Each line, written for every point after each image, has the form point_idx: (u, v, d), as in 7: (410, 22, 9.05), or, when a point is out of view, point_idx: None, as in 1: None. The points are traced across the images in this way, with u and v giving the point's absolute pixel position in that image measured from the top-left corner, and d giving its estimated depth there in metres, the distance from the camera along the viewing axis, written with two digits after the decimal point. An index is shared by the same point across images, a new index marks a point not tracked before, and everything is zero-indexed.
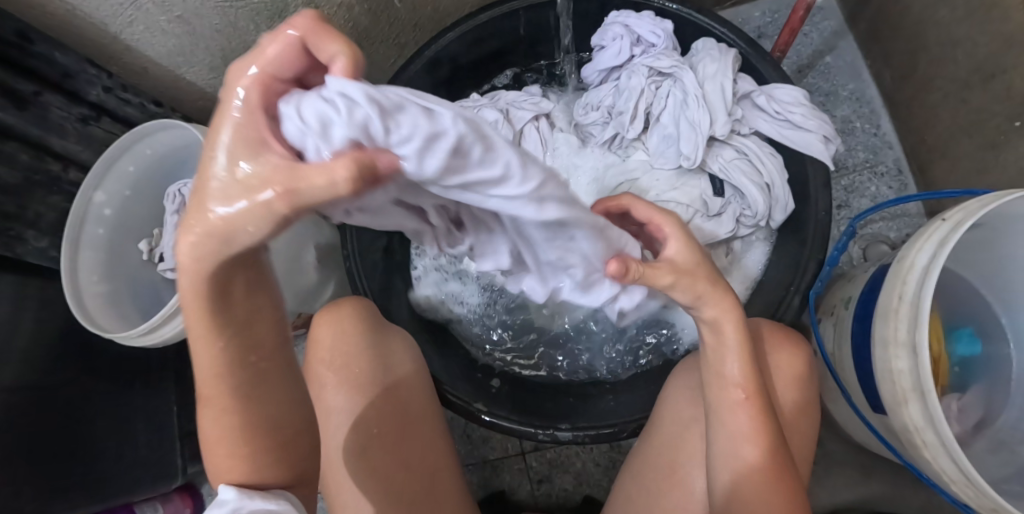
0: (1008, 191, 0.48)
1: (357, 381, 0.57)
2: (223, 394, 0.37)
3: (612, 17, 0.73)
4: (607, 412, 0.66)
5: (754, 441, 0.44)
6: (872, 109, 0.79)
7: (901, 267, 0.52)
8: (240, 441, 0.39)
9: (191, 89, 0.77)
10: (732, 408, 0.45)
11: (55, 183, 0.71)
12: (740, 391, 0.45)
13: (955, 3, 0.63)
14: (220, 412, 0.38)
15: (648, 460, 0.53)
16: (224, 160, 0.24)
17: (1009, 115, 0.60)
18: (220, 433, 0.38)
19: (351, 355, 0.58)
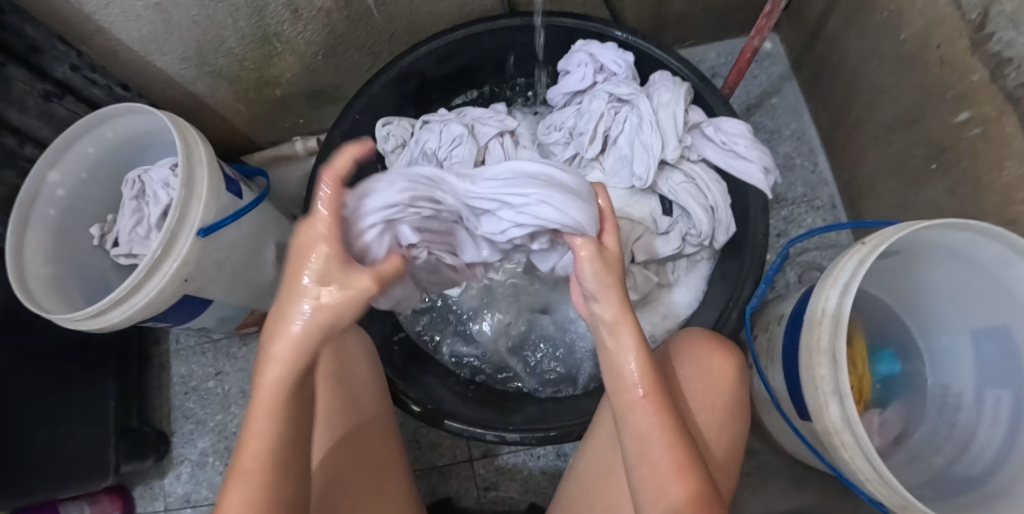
0: (919, 220, 0.54)
1: (310, 376, 0.57)
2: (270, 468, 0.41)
3: (579, 45, 0.77)
4: (555, 414, 0.68)
5: (652, 428, 0.46)
6: (811, 148, 0.86)
7: (824, 281, 0.57)
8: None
9: (160, 76, 0.78)
10: (633, 406, 0.47)
11: (9, 157, 0.69)
12: (638, 390, 0.47)
13: (883, 55, 0.71)
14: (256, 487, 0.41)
15: (586, 475, 0.55)
16: (307, 303, 0.40)
17: (927, 157, 0.68)
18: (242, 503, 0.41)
19: None
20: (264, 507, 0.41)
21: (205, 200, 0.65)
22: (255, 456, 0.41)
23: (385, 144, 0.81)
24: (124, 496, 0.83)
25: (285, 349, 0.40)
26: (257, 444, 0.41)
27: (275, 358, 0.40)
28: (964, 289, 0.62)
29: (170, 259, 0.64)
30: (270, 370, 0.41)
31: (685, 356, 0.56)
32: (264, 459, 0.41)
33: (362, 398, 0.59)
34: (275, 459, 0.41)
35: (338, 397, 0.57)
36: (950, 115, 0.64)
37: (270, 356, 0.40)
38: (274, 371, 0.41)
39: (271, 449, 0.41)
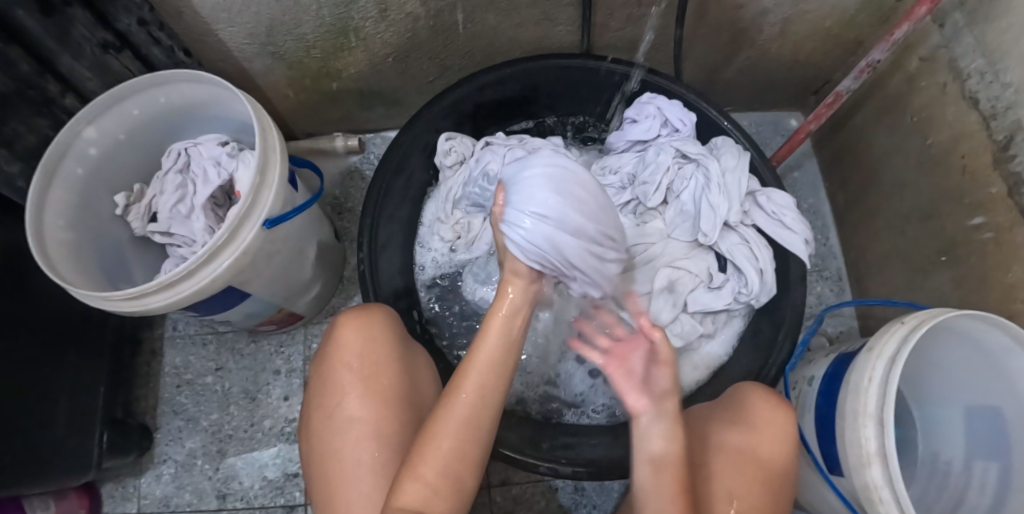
0: (952, 309, 0.60)
1: (381, 394, 0.54)
2: (467, 429, 0.47)
3: (646, 97, 0.80)
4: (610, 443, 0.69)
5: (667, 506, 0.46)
6: (824, 223, 0.98)
7: (870, 353, 0.61)
8: (454, 460, 0.46)
9: (218, 47, 0.72)
10: (653, 472, 0.47)
11: (47, 105, 0.65)
12: (660, 460, 0.47)
13: (908, 154, 0.81)
14: (456, 436, 0.46)
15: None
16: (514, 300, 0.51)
17: (937, 250, 0.78)
18: (447, 446, 0.46)
19: (380, 362, 0.56)
20: (455, 457, 0.46)
21: (275, 189, 0.62)
22: (440, 446, 0.46)
23: (445, 158, 0.81)
24: (92, 494, 0.77)
25: (489, 355, 0.49)
26: (445, 431, 0.46)
27: (481, 357, 0.49)
28: (969, 369, 0.69)
29: (232, 247, 0.59)
30: (472, 366, 0.48)
31: (748, 404, 0.60)
32: (450, 450, 0.46)
33: (425, 420, 0.57)
34: (464, 446, 0.46)
35: (408, 419, 0.55)
36: (966, 218, 0.73)
37: (475, 356, 0.49)
38: (482, 373, 0.48)
39: (472, 418, 0.47)
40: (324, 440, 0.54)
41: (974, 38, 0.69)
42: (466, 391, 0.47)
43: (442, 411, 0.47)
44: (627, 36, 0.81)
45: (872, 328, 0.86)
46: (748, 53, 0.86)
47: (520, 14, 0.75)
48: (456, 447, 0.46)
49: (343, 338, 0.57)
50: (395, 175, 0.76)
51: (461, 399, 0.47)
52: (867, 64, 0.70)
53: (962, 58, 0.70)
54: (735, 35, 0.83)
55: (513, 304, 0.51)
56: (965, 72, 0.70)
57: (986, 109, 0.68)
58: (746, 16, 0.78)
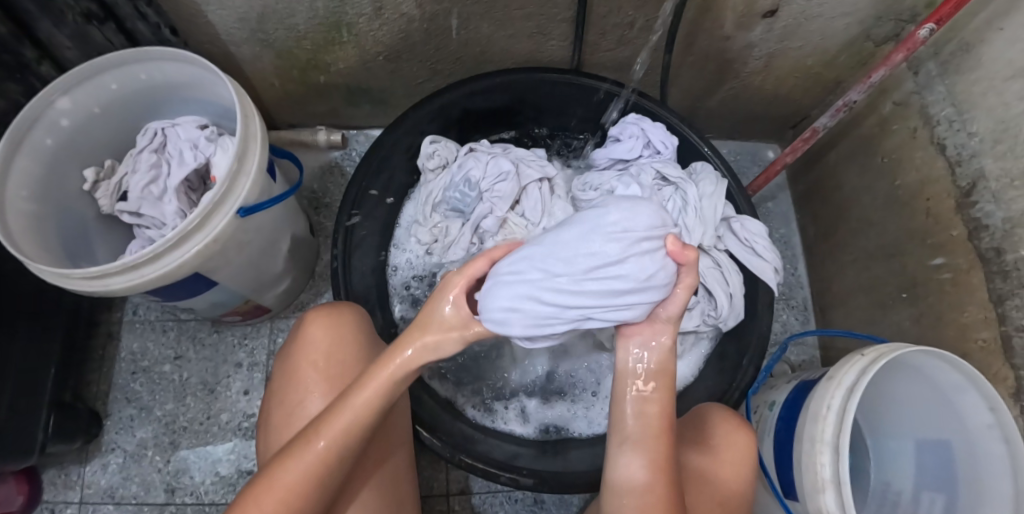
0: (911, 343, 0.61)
1: (336, 390, 0.54)
2: (315, 466, 0.46)
3: (630, 117, 0.81)
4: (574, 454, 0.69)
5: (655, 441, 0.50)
6: (793, 253, 1.01)
7: (828, 383, 0.63)
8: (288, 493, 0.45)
9: (206, 30, 0.70)
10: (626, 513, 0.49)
11: (21, 70, 0.63)
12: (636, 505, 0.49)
13: (876, 193, 0.84)
14: (300, 468, 0.45)
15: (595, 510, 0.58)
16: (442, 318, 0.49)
17: (899, 287, 0.80)
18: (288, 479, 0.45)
19: (345, 364, 0.55)
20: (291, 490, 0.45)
21: (253, 178, 0.60)
22: (267, 501, 0.44)
23: (427, 161, 0.80)
24: (32, 481, 0.74)
25: (365, 399, 0.47)
26: (277, 486, 0.45)
27: (337, 423, 0.46)
28: (921, 403, 0.71)
29: (203, 233, 0.58)
30: (330, 425, 0.47)
31: (711, 425, 0.60)
32: (286, 487, 0.45)
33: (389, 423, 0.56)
34: (304, 489, 0.45)
35: None
36: (927, 258, 0.75)
37: (333, 418, 0.47)
38: (336, 435, 0.46)
39: (322, 458, 0.46)
40: (278, 435, 0.54)
41: (945, 88, 0.72)
42: (310, 454, 0.46)
43: (283, 461, 0.46)
44: (617, 57, 0.83)
45: (832, 359, 0.89)
46: (731, 84, 0.89)
47: (515, 26, 0.76)
48: (294, 482, 0.45)
49: (309, 335, 0.55)
50: (375, 173, 0.76)
51: (303, 461, 0.45)
52: (843, 104, 0.72)
53: (932, 105, 0.74)
54: (720, 66, 0.85)
55: (398, 369, 0.48)
56: (935, 119, 0.74)
57: (952, 156, 0.71)
58: (732, 48, 0.81)
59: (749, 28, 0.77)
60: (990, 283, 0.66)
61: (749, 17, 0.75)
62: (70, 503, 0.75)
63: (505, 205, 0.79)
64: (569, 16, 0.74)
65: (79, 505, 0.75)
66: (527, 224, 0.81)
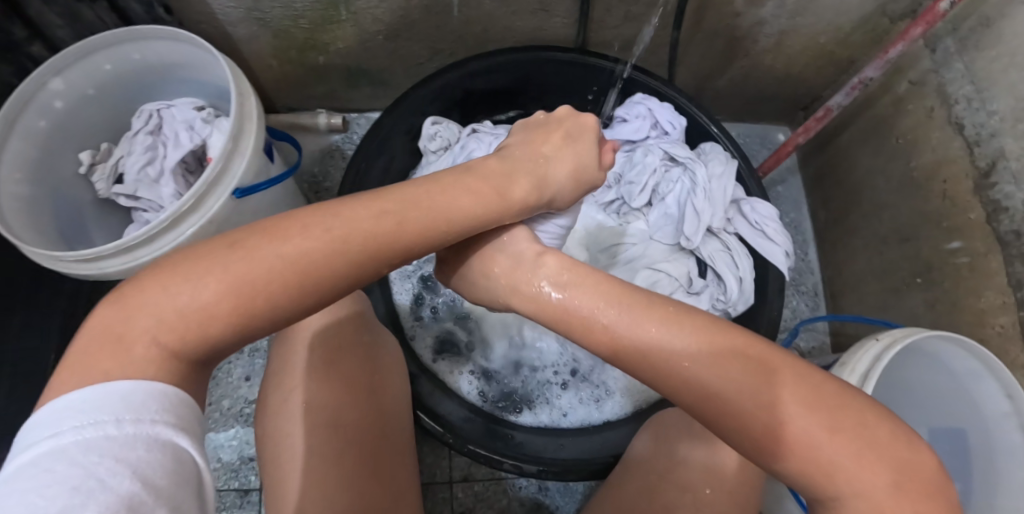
0: (922, 330, 0.61)
1: (334, 356, 0.53)
2: (294, 266, 0.35)
3: (637, 97, 0.78)
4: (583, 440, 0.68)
5: (794, 390, 0.36)
6: (804, 238, 0.99)
7: (842, 369, 0.61)
8: (255, 283, 0.33)
9: (201, 8, 0.69)
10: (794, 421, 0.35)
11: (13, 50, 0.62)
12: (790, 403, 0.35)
13: (891, 176, 0.82)
14: (275, 256, 0.34)
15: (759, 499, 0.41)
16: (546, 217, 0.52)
17: (912, 271, 0.78)
18: (259, 266, 0.34)
19: (341, 332, 0.54)
20: (256, 280, 0.33)
21: (248, 157, 0.59)
22: (221, 271, 0.33)
23: (429, 142, 0.79)
24: None
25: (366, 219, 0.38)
26: (184, 304, 0.32)
27: (290, 244, 0.35)
28: (932, 391, 0.69)
29: (197, 215, 0.57)
30: (276, 241, 0.35)
31: None
32: (247, 278, 0.33)
33: (390, 422, 0.54)
34: (275, 285, 0.34)
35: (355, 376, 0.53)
36: (942, 241, 0.73)
37: (282, 237, 0.35)
38: (286, 261, 0.35)
39: (313, 258, 0.35)
40: (278, 396, 0.51)
41: (964, 65, 0.70)
42: (294, 242, 0.35)
43: (209, 264, 0.33)
44: (623, 35, 0.80)
45: (843, 345, 0.87)
46: (741, 63, 0.86)
47: (518, 3, 0.73)
48: (261, 271, 0.34)
49: (303, 321, 0.53)
50: (376, 155, 0.74)
51: (286, 246, 0.35)
52: (859, 81, 0.69)
53: (951, 83, 0.72)
54: (730, 45, 0.83)
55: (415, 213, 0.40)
56: (953, 97, 0.71)
57: (970, 136, 0.69)
58: (742, 26, 0.79)
59: (760, 4, 0.74)
60: (1008, 267, 0.64)
61: None
62: None
63: None
64: None
65: None
66: None
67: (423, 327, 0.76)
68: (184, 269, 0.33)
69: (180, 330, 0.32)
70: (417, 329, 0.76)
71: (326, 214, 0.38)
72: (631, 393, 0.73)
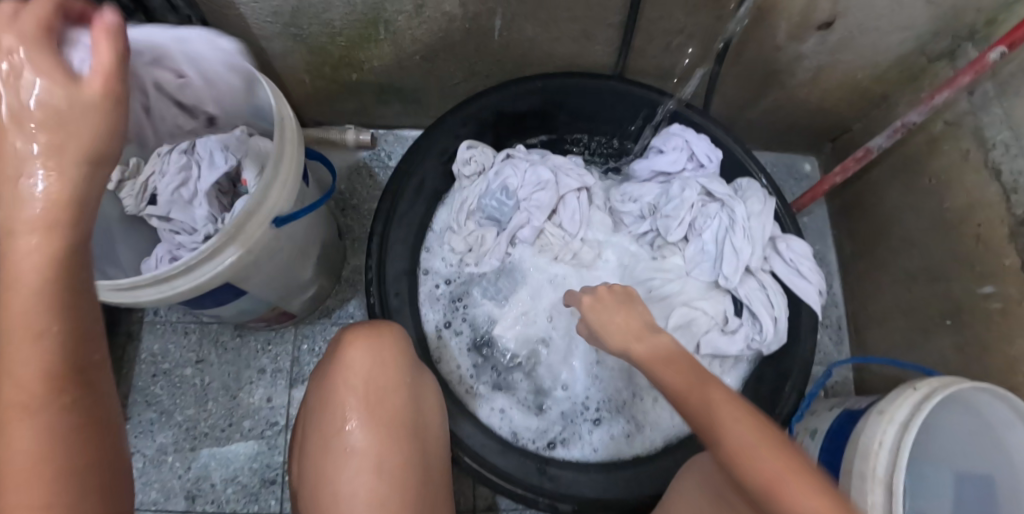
0: (962, 381, 0.60)
1: (375, 399, 0.52)
2: (35, 329, 0.31)
3: (674, 128, 0.77)
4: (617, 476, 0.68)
5: (744, 434, 0.39)
6: (829, 270, 0.99)
7: (879, 416, 0.61)
8: (31, 385, 0.30)
9: (237, 22, 0.67)
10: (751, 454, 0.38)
11: None
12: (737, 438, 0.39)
13: (922, 215, 0.82)
14: (23, 341, 0.30)
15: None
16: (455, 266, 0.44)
17: (942, 313, 0.78)
18: (22, 364, 0.30)
19: (380, 373, 0.53)
20: (30, 374, 0.30)
21: (290, 185, 0.57)
22: (5, 396, 0.30)
23: (464, 167, 0.76)
24: None
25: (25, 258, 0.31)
26: (17, 476, 0.30)
27: (27, 354, 0.30)
28: (966, 439, 0.69)
29: (237, 244, 0.55)
30: (7, 306, 0.31)
31: None
32: (29, 378, 0.30)
33: (433, 461, 0.54)
34: (44, 363, 0.31)
35: (398, 418, 0.53)
36: (975, 285, 0.73)
37: (14, 355, 0.30)
38: (34, 379, 0.30)
39: (43, 304, 0.31)
40: (320, 440, 0.51)
41: (1002, 110, 0.69)
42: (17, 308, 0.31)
43: (3, 429, 0.30)
44: (661, 64, 0.80)
45: (868, 381, 0.87)
46: (776, 95, 0.86)
47: (561, 29, 0.72)
48: (25, 363, 0.30)
49: (350, 360, 0.53)
50: (412, 179, 0.73)
51: (19, 319, 0.31)
52: (902, 125, 0.70)
53: (988, 128, 0.71)
54: (766, 77, 0.82)
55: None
56: (991, 142, 0.71)
57: (1008, 182, 0.69)
58: (781, 59, 0.78)
59: (802, 40, 0.74)
60: None
61: (804, 29, 0.72)
62: None
63: (542, 216, 0.76)
64: (618, 22, 0.71)
65: None
66: (564, 236, 0.78)
67: (450, 352, 0.76)
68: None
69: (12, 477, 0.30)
70: (445, 354, 0.76)
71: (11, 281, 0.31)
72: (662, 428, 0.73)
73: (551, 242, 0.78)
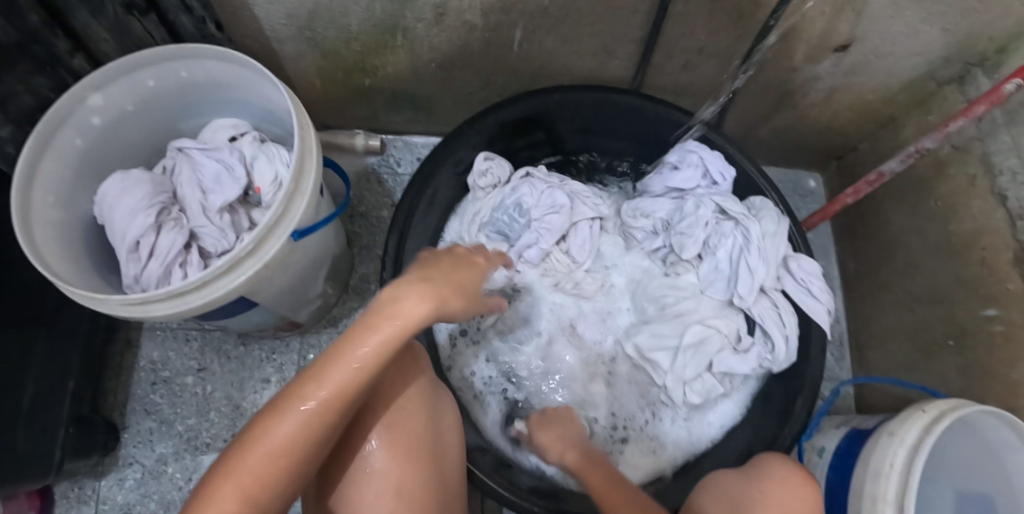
0: (974, 403, 0.60)
1: (394, 417, 0.51)
2: (364, 368, 0.40)
3: (692, 144, 0.77)
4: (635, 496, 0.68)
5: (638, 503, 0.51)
6: (831, 286, 1.01)
7: (890, 439, 0.61)
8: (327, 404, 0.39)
9: (250, 24, 0.65)
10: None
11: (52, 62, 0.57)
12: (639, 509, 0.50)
13: (927, 237, 0.83)
14: (350, 367, 0.39)
15: None
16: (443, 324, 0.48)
17: (945, 333, 0.80)
18: (336, 384, 0.39)
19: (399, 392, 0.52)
20: (342, 393, 0.39)
21: (309, 198, 0.56)
22: (311, 390, 0.39)
23: (479, 179, 0.77)
24: (43, 496, 0.72)
25: (381, 334, 0.40)
26: (263, 454, 0.37)
27: (336, 377, 0.39)
28: (970, 459, 0.69)
29: (254, 259, 0.53)
30: (361, 337, 0.40)
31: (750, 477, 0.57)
32: (334, 394, 0.39)
33: (451, 488, 0.52)
34: (355, 389, 0.40)
35: (418, 438, 0.51)
36: (978, 308, 0.75)
37: (331, 370, 0.39)
38: (327, 397, 0.39)
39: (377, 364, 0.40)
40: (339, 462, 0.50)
41: (1010, 138, 0.70)
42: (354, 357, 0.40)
43: (283, 410, 0.38)
44: (678, 79, 0.79)
45: (869, 397, 0.89)
46: (788, 114, 0.86)
47: (581, 42, 0.72)
48: (348, 383, 0.39)
49: (370, 377, 0.52)
50: (429, 190, 0.72)
51: (353, 359, 0.40)
52: (916, 150, 0.71)
53: (996, 154, 0.72)
54: (780, 96, 0.83)
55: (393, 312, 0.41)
56: (998, 168, 0.72)
57: (1014, 209, 0.69)
58: (797, 80, 0.78)
59: (818, 61, 0.74)
60: None
61: (821, 50, 0.72)
62: None
63: (551, 240, 0.77)
64: (639, 37, 0.70)
65: None
66: (571, 263, 0.79)
67: (462, 361, 0.76)
68: (276, 405, 0.39)
69: (282, 454, 0.38)
70: (456, 363, 0.76)
71: (372, 327, 0.41)
72: (674, 444, 0.74)
73: (556, 268, 0.79)
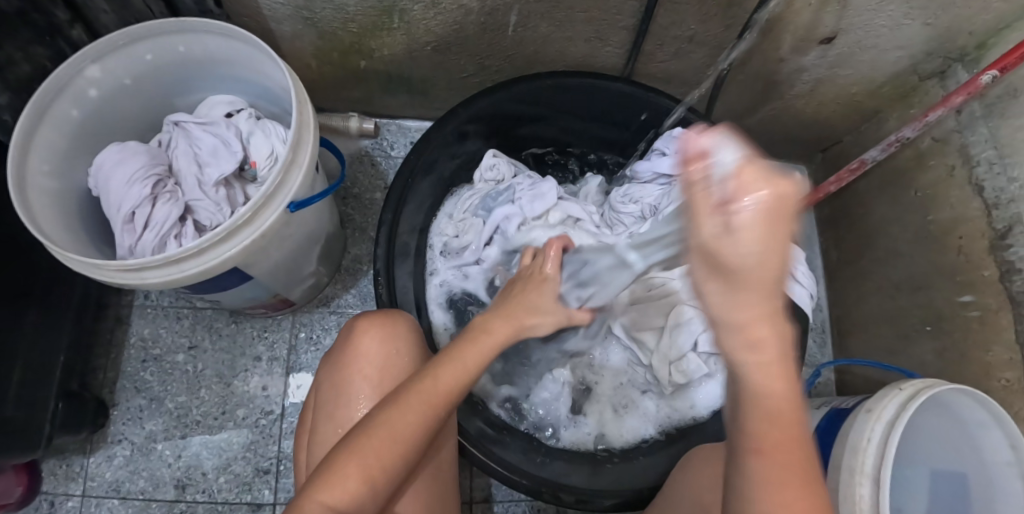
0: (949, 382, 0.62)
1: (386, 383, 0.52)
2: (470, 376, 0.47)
3: (676, 131, 0.79)
4: (622, 471, 0.69)
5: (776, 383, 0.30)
6: (815, 275, 1.04)
7: (868, 415, 0.63)
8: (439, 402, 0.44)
9: (248, 2, 0.66)
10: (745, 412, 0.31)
11: (53, 33, 0.60)
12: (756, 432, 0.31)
13: (907, 226, 0.86)
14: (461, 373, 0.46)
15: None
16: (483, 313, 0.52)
17: (923, 319, 0.82)
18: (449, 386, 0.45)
19: (390, 360, 0.53)
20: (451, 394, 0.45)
21: (305, 170, 0.56)
22: (440, 386, 0.45)
23: (485, 172, 0.81)
24: (32, 471, 0.72)
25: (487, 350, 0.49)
26: (384, 434, 0.42)
27: (450, 378, 0.45)
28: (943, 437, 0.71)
29: (250, 229, 0.53)
30: (474, 350, 0.48)
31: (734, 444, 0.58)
32: (451, 390, 0.45)
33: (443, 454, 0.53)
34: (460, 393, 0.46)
35: None
36: (954, 294, 0.77)
37: (446, 369, 0.46)
38: (438, 391, 0.44)
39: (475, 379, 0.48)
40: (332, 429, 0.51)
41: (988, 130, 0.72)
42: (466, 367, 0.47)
43: (405, 401, 0.43)
44: (669, 67, 0.81)
45: (849, 382, 0.91)
46: (774, 104, 0.88)
47: (574, 28, 0.73)
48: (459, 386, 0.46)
49: (363, 347, 0.53)
50: (423, 170, 0.73)
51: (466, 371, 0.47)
52: (896, 139, 0.73)
53: (974, 146, 0.74)
54: (768, 87, 0.85)
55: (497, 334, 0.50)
56: (975, 159, 0.74)
57: (990, 198, 0.72)
58: (783, 71, 0.81)
59: (804, 52, 0.77)
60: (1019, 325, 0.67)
61: (807, 42, 0.74)
62: (71, 495, 0.73)
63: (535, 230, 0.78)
64: (631, 24, 0.72)
65: (81, 497, 0.73)
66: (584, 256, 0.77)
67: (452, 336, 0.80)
68: (400, 394, 0.44)
69: (399, 441, 0.42)
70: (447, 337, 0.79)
71: (477, 338, 0.49)
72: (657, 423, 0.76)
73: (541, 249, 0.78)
